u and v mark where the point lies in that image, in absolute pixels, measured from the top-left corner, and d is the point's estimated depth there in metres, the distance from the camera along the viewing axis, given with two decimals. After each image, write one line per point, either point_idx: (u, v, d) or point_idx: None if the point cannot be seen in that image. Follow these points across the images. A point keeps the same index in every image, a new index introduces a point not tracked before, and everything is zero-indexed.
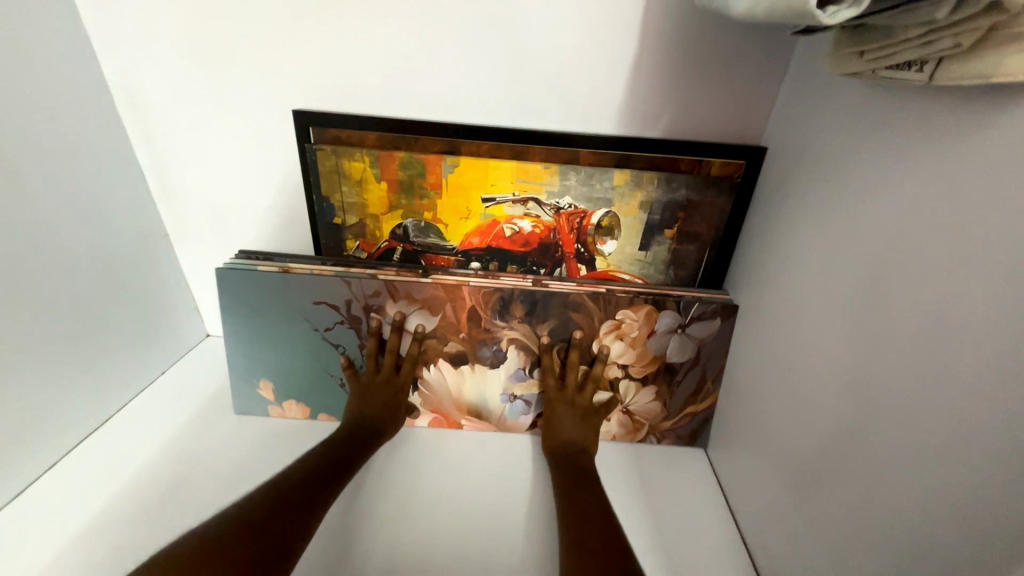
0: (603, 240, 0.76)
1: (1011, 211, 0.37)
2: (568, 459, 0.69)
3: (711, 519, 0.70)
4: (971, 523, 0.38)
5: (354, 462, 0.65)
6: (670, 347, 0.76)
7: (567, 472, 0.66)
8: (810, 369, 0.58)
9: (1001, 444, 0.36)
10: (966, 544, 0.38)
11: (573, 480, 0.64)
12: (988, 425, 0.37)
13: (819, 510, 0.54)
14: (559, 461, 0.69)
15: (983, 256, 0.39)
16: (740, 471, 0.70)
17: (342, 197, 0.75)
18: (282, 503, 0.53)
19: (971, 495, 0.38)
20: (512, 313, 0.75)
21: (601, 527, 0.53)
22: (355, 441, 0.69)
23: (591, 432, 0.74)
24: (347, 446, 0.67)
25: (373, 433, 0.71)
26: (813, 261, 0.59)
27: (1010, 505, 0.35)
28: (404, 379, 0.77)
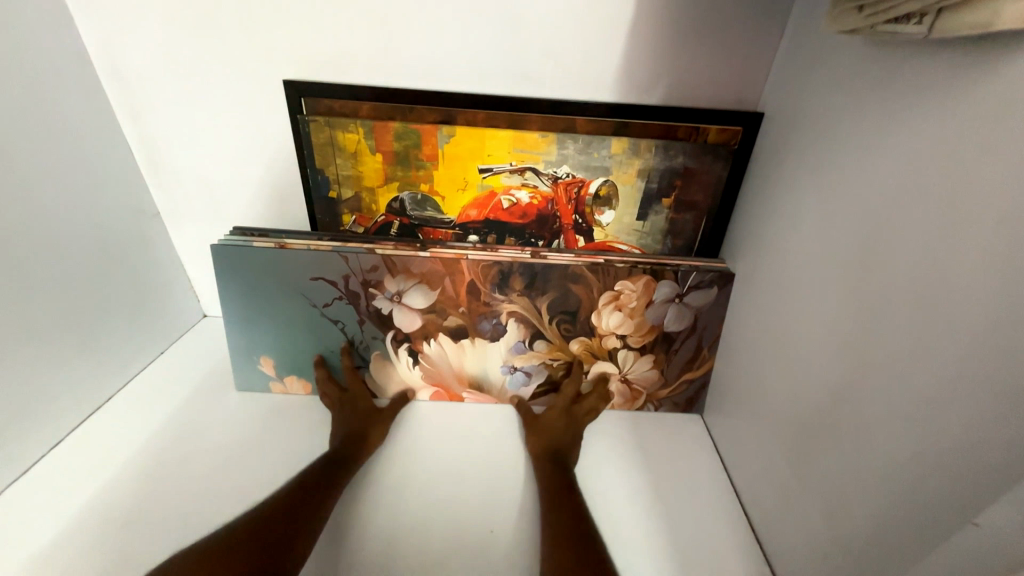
0: (601, 210, 0.75)
1: (1007, 161, 0.37)
2: (550, 459, 0.70)
3: (709, 480, 0.72)
4: (960, 466, 0.39)
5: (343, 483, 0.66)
6: (667, 315, 0.77)
7: (549, 477, 0.67)
8: (806, 329, 0.59)
9: (991, 390, 0.37)
10: (952, 485, 0.40)
11: (558, 489, 0.65)
12: (979, 373, 0.38)
13: (812, 464, 0.56)
14: (543, 462, 0.70)
15: (978, 208, 0.39)
16: (736, 434, 0.72)
17: (337, 170, 0.74)
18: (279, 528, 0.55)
19: (961, 441, 0.39)
20: (512, 286, 0.75)
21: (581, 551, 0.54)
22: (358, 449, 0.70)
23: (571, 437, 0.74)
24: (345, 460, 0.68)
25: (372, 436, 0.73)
26: (809, 224, 0.59)
27: (998, 446, 0.37)
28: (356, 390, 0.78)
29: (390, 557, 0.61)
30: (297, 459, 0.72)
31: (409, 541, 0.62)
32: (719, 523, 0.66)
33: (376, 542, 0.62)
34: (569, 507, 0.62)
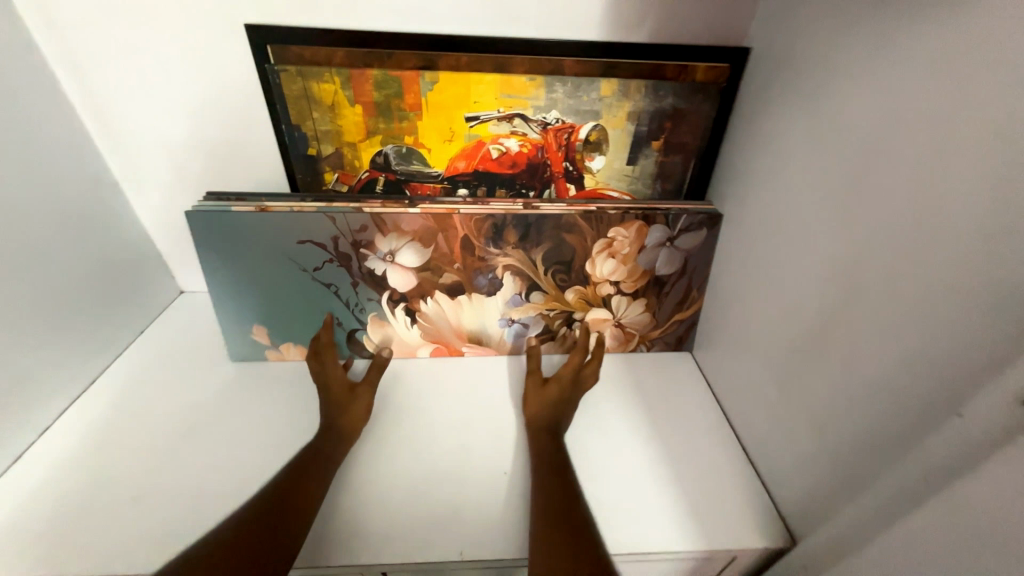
0: (592, 156, 0.75)
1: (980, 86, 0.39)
2: (541, 435, 0.69)
3: (702, 408, 0.78)
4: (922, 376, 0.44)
5: (336, 454, 0.66)
6: (659, 259, 0.79)
7: (542, 459, 0.65)
8: (791, 263, 0.61)
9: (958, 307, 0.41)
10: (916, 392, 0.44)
11: (553, 472, 0.63)
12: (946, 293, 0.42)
13: (795, 384, 0.61)
14: (535, 443, 0.68)
15: (953, 134, 0.41)
16: (725, 365, 0.77)
17: (315, 125, 0.70)
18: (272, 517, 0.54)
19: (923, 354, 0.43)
20: (506, 239, 0.74)
21: (586, 551, 0.50)
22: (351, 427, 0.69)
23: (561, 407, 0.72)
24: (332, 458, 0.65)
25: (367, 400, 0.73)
26: (794, 161, 0.60)
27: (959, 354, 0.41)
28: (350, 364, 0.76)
29: (411, 503, 0.64)
30: (305, 424, 0.72)
31: (428, 489, 0.66)
32: (714, 445, 0.72)
33: (393, 494, 0.65)
34: (570, 496, 0.59)
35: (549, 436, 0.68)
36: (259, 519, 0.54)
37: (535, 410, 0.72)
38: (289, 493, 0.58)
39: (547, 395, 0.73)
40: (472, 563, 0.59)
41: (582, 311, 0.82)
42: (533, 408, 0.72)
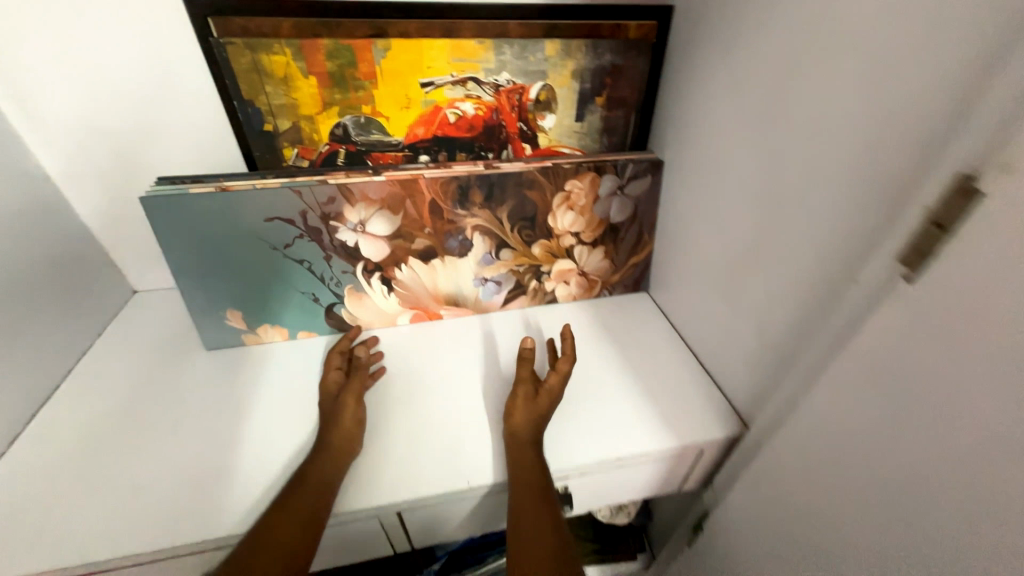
0: (543, 115, 0.80)
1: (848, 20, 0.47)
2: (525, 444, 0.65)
3: (662, 335, 0.87)
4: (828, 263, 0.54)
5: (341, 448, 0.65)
6: (612, 208, 0.86)
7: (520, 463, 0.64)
8: (722, 194, 0.71)
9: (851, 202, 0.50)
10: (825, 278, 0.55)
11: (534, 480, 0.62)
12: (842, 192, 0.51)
13: (732, 296, 0.71)
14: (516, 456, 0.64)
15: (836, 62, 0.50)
16: (677, 295, 0.87)
17: (268, 99, 0.69)
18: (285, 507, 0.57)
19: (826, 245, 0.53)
20: (472, 200, 0.78)
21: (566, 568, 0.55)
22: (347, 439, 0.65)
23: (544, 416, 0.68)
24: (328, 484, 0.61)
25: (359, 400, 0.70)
26: (718, 103, 0.69)
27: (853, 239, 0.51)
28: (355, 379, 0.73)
29: (414, 449, 0.68)
30: (297, 397, 0.74)
31: (427, 435, 0.70)
32: (675, 363, 0.81)
33: (393, 446, 0.69)
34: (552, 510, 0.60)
35: (533, 453, 0.64)
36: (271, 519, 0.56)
37: (520, 423, 0.67)
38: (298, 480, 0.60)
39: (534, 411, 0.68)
40: (477, 487, 0.65)
41: (548, 264, 0.88)
42: (518, 423, 0.67)
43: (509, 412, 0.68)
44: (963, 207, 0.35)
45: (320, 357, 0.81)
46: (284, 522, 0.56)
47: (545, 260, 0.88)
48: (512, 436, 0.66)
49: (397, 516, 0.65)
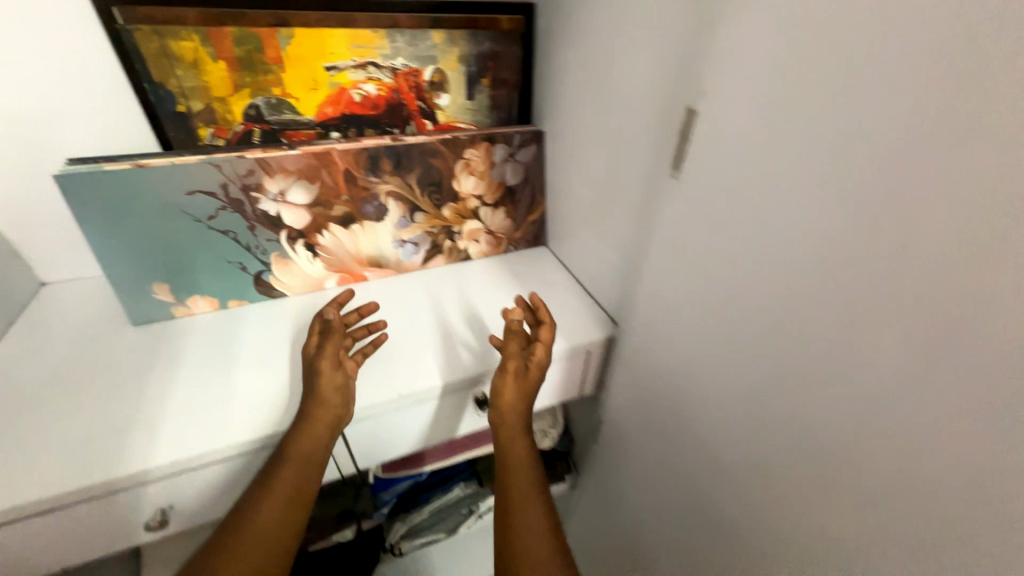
0: (438, 95, 0.94)
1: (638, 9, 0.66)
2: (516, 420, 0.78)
3: (558, 275, 1.05)
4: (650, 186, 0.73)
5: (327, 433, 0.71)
6: (507, 173, 1.02)
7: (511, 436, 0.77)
8: (583, 150, 0.89)
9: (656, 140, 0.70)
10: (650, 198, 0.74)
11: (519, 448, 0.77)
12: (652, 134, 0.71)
13: (598, 231, 0.89)
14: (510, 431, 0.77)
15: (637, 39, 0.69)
16: (567, 242, 1.05)
17: (180, 82, 0.76)
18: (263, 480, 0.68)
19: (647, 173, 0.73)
20: (383, 169, 0.90)
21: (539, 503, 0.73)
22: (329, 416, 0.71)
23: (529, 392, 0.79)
24: (314, 458, 0.70)
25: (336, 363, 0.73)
26: (574, 77, 0.87)
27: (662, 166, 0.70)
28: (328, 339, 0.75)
29: None
30: (234, 353, 0.82)
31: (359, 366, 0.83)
32: (569, 294, 0.99)
33: None
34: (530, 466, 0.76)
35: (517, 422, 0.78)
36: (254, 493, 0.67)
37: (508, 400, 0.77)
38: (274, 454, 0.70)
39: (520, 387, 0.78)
40: (402, 397, 0.79)
41: (458, 224, 1.02)
42: (508, 399, 0.77)
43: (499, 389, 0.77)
44: (689, 121, 0.61)
45: (257, 315, 0.89)
46: (268, 507, 0.66)
47: (455, 221, 1.01)
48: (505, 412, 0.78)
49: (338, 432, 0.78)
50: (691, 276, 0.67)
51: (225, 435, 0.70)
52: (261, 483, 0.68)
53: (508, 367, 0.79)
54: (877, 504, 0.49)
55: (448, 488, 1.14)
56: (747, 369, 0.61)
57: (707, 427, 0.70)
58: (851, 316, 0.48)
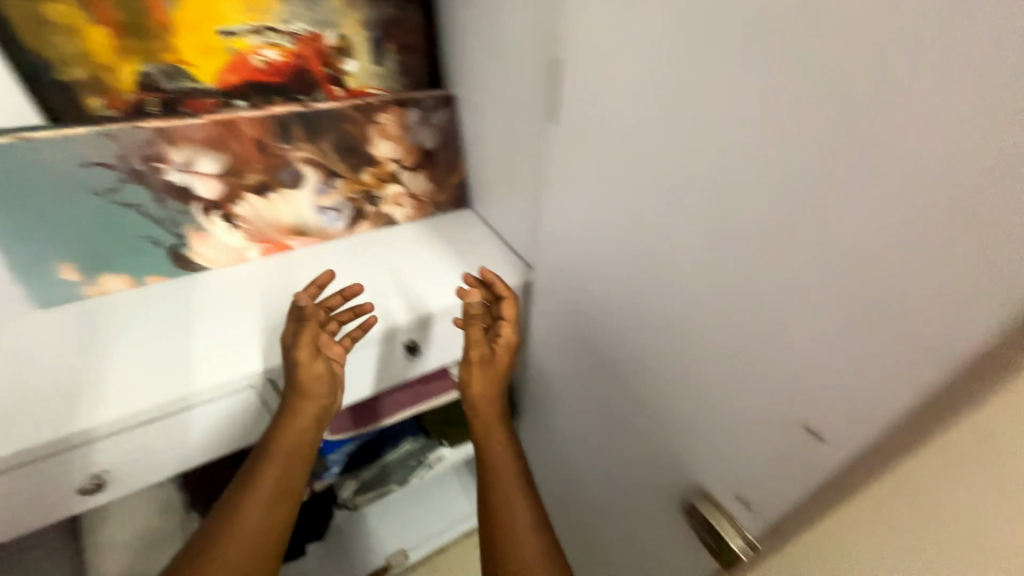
0: (344, 61, 0.95)
1: None
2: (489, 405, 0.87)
3: (481, 232, 1.11)
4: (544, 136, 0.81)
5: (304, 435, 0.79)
6: (422, 136, 1.06)
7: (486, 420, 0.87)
8: (489, 110, 0.95)
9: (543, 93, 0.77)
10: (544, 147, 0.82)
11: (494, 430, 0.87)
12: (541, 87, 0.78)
13: (510, 184, 0.96)
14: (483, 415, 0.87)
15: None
16: (486, 201, 1.11)
17: (59, 50, 0.74)
18: (246, 482, 0.75)
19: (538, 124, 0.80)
20: (293, 136, 0.91)
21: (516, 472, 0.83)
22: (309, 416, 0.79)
23: (497, 377, 0.88)
24: (296, 459, 0.78)
25: (315, 353, 0.78)
26: (475, 38, 0.92)
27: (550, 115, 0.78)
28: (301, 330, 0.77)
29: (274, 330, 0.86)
30: (158, 321, 0.85)
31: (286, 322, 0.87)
32: (492, 248, 1.06)
33: (259, 337, 0.84)
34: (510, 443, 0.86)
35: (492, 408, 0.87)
36: (239, 495, 0.74)
37: (479, 387, 0.87)
38: (256, 459, 0.77)
39: (489, 373, 0.87)
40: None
41: (379, 189, 1.06)
42: (478, 386, 0.87)
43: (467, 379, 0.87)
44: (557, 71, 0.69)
45: (179, 283, 0.92)
46: (253, 507, 0.73)
47: (375, 185, 1.05)
48: (478, 400, 0.87)
49: (269, 382, 0.84)
50: (574, 210, 0.76)
51: (158, 394, 0.76)
52: (240, 491, 0.74)
53: (471, 358, 0.88)
54: (722, 375, 0.60)
55: (394, 445, 1.22)
56: (624, 286, 0.71)
57: (594, 338, 0.81)
58: (679, 212, 0.58)
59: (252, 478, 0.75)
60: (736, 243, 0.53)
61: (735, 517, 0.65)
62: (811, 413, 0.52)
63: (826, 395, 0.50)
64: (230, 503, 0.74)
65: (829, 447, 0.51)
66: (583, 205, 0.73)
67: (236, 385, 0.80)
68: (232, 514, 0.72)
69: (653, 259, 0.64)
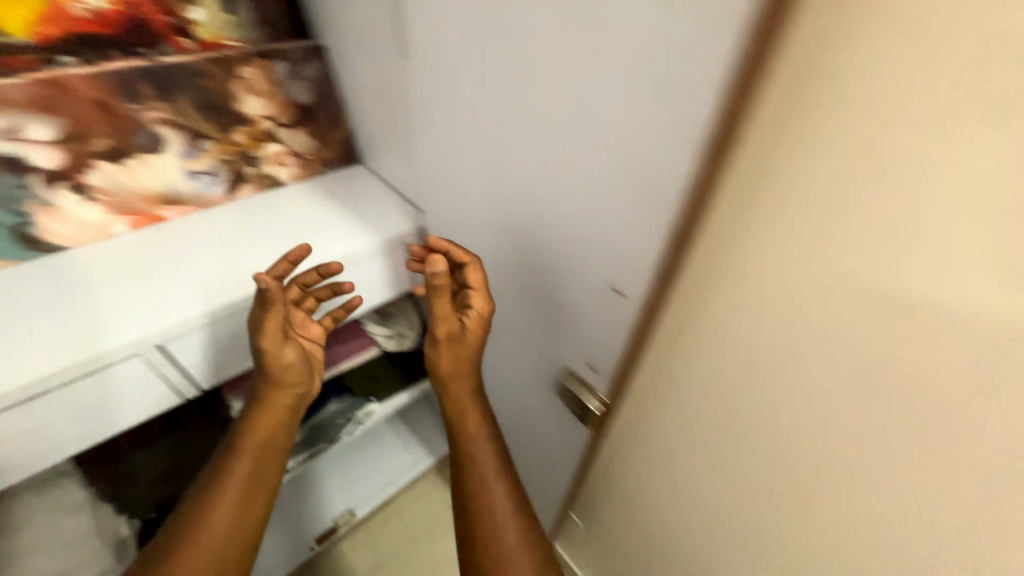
0: (188, 10, 0.88)
1: None
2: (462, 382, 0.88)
3: (374, 187, 1.11)
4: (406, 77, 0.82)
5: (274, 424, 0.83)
6: (295, 91, 1.02)
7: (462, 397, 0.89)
8: (358, 56, 0.93)
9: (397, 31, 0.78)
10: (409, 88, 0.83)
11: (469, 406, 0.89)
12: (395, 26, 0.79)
13: (391, 132, 0.97)
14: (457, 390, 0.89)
15: None
16: (375, 154, 1.09)
17: None
18: (219, 477, 0.78)
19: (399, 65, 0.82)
20: (142, 94, 0.85)
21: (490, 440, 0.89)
22: (282, 411, 0.84)
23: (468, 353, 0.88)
24: (267, 449, 0.82)
25: (281, 341, 0.80)
26: None
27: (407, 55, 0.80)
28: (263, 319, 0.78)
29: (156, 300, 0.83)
30: (16, 304, 0.80)
31: (168, 292, 0.84)
32: (386, 200, 1.06)
33: (138, 308, 0.81)
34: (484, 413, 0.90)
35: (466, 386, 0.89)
36: (212, 488, 0.77)
37: (449, 364, 0.86)
38: (229, 454, 0.80)
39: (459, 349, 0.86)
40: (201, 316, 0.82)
41: (256, 149, 1.02)
42: (448, 363, 0.86)
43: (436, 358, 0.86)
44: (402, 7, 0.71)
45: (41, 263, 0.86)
46: (226, 502, 0.76)
47: (251, 146, 1.01)
48: (449, 377, 0.87)
49: (158, 351, 0.82)
50: (445, 147, 0.79)
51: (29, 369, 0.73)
52: (211, 491, 0.77)
53: (439, 336, 0.84)
54: (568, 273, 0.69)
55: (320, 410, 1.25)
56: (495, 213, 0.77)
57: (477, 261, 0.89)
58: (518, 133, 0.64)
59: (223, 474, 0.78)
60: (551, 147, 0.61)
61: (593, 385, 0.78)
62: (611, 276, 0.63)
63: (618, 262, 0.60)
64: (205, 496, 0.77)
65: (626, 298, 0.62)
66: (445, 136, 0.78)
67: (118, 353, 0.77)
68: (205, 510, 0.75)
69: (503, 177, 0.71)
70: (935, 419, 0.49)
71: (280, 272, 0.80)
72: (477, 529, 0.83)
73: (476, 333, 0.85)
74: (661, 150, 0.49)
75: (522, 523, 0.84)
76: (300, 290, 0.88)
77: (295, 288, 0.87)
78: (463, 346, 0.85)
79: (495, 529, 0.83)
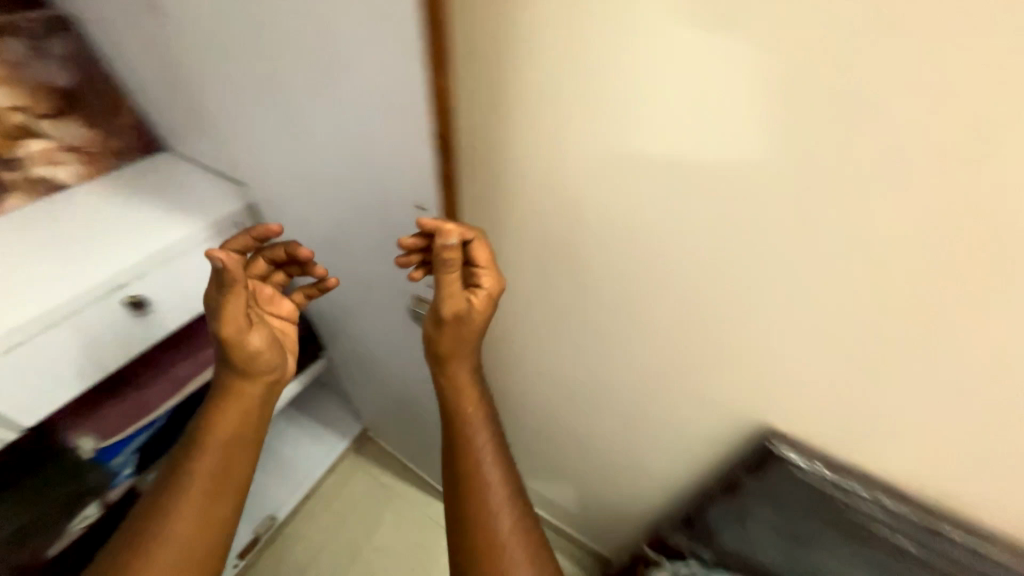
0: None
1: None
2: (461, 367, 0.75)
3: (188, 172, 0.99)
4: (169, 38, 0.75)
5: (227, 455, 0.68)
6: (45, 73, 0.87)
7: (461, 389, 0.76)
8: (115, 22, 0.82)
9: None
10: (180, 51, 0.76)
11: (472, 400, 0.76)
12: None
13: (183, 104, 0.87)
14: (455, 376, 0.76)
15: None
16: (178, 135, 0.97)
17: None
18: (151, 517, 0.65)
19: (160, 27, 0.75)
20: None
21: (488, 426, 0.77)
22: (252, 404, 0.70)
23: (476, 337, 0.73)
24: (222, 484, 0.67)
25: (246, 326, 0.66)
26: None
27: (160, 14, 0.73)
28: (223, 304, 0.63)
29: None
30: None
31: None
32: (205, 184, 0.97)
33: None
34: (483, 403, 0.77)
35: (465, 375, 0.76)
36: (145, 526, 0.64)
37: (454, 348, 0.73)
38: (173, 487, 0.66)
39: (462, 332, 0.71)
40: (30, 324, 0.74)
41: (12, 148, 0.86)
42: (450, 349, 0.72)
43: (436, 339, 0.72)
44: None
45: None
46: (167, 547, 0.63)
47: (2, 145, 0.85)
48: (448, 359, 0.73)
49: None
50: (244, 110, 0.76)
51: None
52: (173, 492, 0.66)
53: (443, 317, 0.69)
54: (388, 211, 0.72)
55: None
56: (310, 169, 0.76)
57: (308, 224, 0.88)
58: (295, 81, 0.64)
59: (158, 514, 0.65)
60: (323, 91, 0.62)
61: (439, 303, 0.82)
62: (412, 197, 0.66)
63: (414, 184, 0.64)
64: (133, 532, 0.65)
65: (427, 214, 0.66)
66: (235, 98, 0.75)
67: None
68: (134, 553, 0.63)
69: (304, 130, 0.70)
70: (717, 268, 0.61)
71: (240, 246, 0.68)
72: (481, 542, 0.71)
73: (480, 317, 0.70)
74: (392, 67, 0.53)
75: (517, 512, 0.73)
76: (266, 264, 0.74)
77: (259, 261, 0.74)
78: (467, 329, 0.71)
79: (494, 537, 0.71)
